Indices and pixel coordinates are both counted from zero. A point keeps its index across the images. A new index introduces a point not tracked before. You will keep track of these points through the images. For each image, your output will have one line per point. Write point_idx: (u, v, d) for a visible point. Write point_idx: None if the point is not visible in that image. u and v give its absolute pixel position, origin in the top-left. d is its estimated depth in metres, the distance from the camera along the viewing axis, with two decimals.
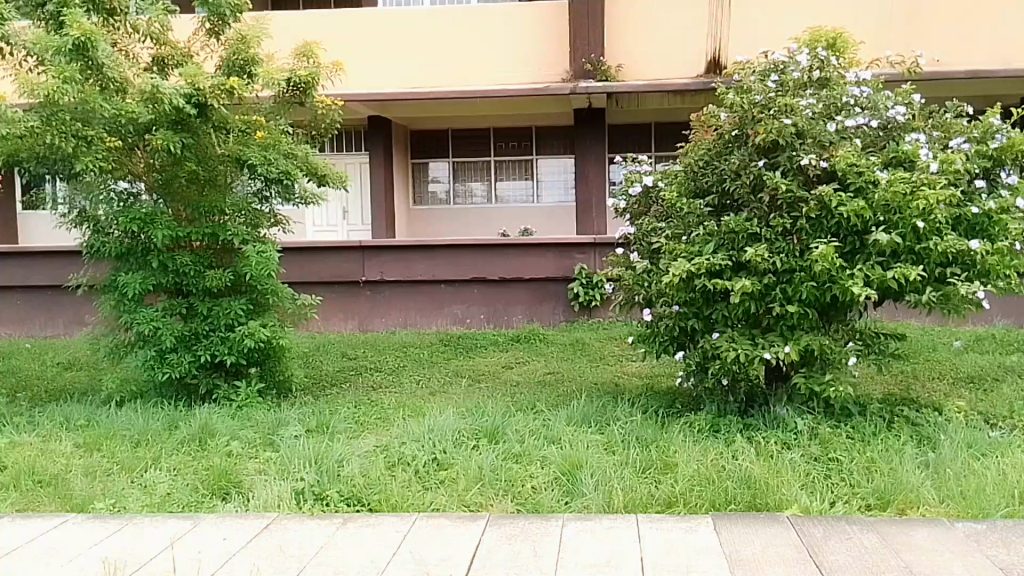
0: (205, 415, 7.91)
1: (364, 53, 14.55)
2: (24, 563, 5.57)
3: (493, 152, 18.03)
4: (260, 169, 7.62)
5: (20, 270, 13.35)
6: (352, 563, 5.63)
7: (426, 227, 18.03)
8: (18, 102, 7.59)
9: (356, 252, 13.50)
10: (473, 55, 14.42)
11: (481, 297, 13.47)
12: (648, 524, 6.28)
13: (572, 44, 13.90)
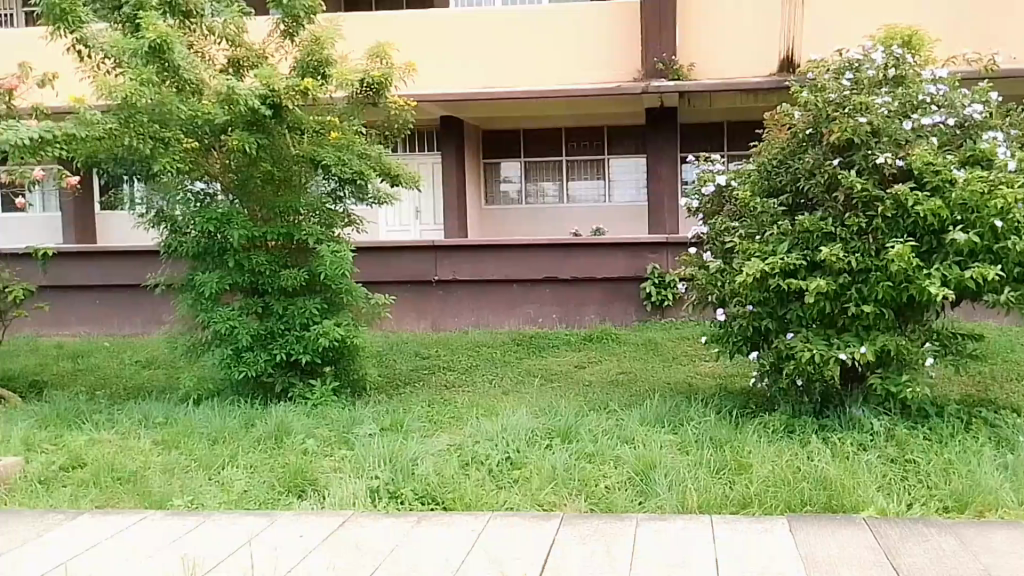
0: (280, 413, 7.96)
1: (429, 52, 14.25)
2: (105, 557, 5.65)
3: (565, 152, 17.48)
4: (334, 170, 7.64)
5: (95, 271, 13.50)
6: (427, 562, 5.63)
7: (499, 228, 17.60)
8: (95, 103, 7.44)
9: (427, 252, 13.58)
10: (539, 54, 14.01)
11: (552, 296, 13.41)
12: (722, 524, 6.20)
13: (643, 44, 13.54)
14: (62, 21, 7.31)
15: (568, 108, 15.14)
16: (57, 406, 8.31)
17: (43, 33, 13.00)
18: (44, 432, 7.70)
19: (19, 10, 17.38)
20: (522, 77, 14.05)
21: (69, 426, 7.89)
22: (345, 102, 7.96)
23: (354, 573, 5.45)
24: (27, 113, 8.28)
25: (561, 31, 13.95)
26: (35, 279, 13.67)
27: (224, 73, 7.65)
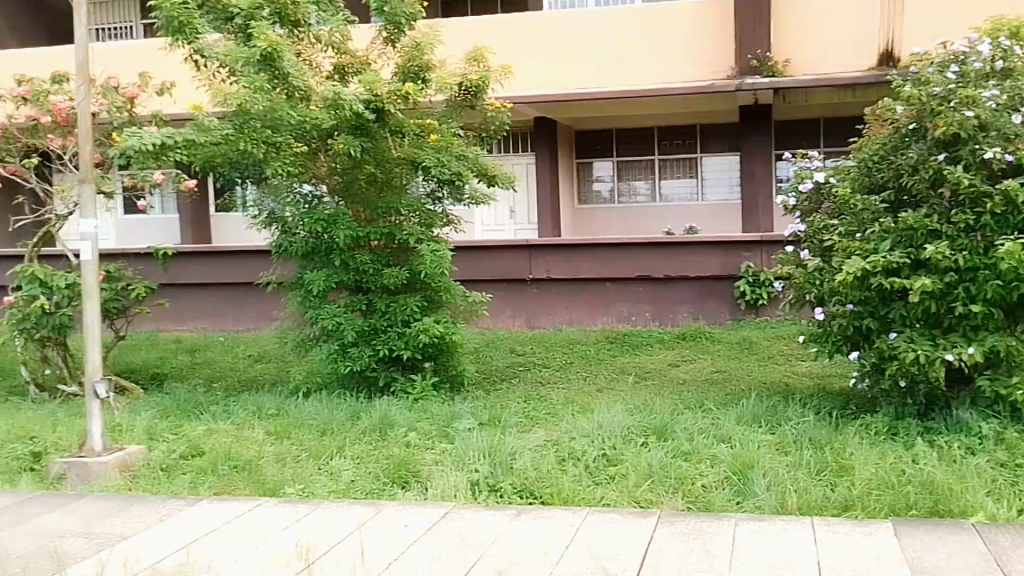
0: (383, 407, 8.23)
1: (526, 55, 14.34)
2: (223, 543, 5.94)
3: (658, 151, 17.43)
4: (433, 171, 7.85)
5: (211, 269, 14.17)
6: (527, 555, 5.72)
7: (590, 228, 17.69)
8: (211, 110, 7.70)
9: (524, 249, 13.78)
10: (622, 54, 13.92)
11: (646, 295, 13.44)
12: (823, 526, 6.07)
13: (736, 40, 13.30)
14: (179, 32, 7.42)
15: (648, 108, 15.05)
16: (176, 398, 8.82)
17: (163, 44, 13.43)
18: (165, 422, 8.15)
19: (136, 22, 18.39)
20: (603, 77, 14.01)
21: (188, 416, 8.34)
22: (444, 106, 8.22)
23: (457, 564, 5.59)
24: (147, 119, 8.84)
25: (646, 29, 13.82)
26: (154, 276, 14.38)
27: (329, 79, 7.86)
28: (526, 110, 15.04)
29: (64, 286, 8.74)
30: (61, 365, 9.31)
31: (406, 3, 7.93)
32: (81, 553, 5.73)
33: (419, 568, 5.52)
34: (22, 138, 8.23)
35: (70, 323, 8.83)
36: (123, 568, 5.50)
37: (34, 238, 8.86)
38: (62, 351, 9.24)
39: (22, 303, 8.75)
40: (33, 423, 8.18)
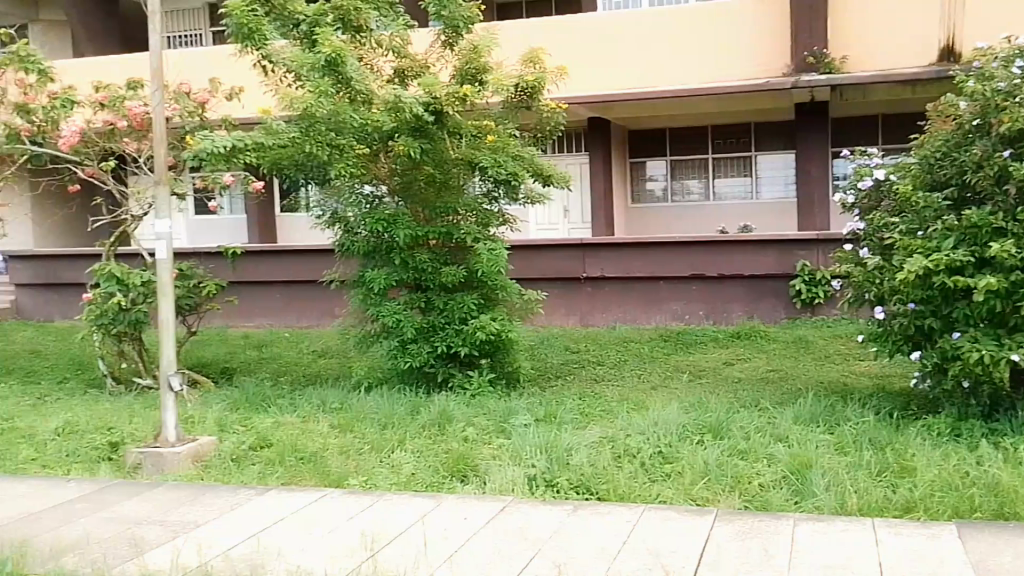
0: (442, 402, 8.42)
1: (579, 56, 14.42)
2: (291, 532, 6.15)
3: (711, 150, 17.33)
4: (490, 172, 7.98)
5: (278, 267, 14.59)
6: (585, 550, 5.77)
7: (642, 227, 17.68)
8: (278, 114, 8.04)
9: (576, 249, 13.86)
10: (671, 53, 13.90)
11: (699, 294, 13.44)
12: (884, 528, 5.98)
13: (792, 36, 13.16)
14: (249, 38, 7.66)
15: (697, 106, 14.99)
16: (245, 391, 9.17)
17: (233, 50, 13.77)
18: (235, 415, 8.48)
19: (205, 30, 19.02)
20: (652, 76, 14.03)
21: (256, 409, 8.67)
22: (501, 107, 8.37)
23: (517, 558, 5.68)
24: (216, 124, 9.19)
25: (696, 28, 13.76)
26: (221, 274, 14.75)
27: (390, 82, 8.08)
28: (580, 111, 15.13)
29: (139, 284, 9.14)
30: (136, 359, 9.73)
31: (464, 7, 8.10)
32: (158, 540, 6.00)
33: (479, 561, 5.64)
34: (99, 141, 8.62)
35: (145, 319, 9.27)
36: (199, 554, 5.75)
37: (110, 238, 9.27)
38: (138, 346, 9.66)
39: (100, 299, 9.17)
40: (112, 413, 8.60)
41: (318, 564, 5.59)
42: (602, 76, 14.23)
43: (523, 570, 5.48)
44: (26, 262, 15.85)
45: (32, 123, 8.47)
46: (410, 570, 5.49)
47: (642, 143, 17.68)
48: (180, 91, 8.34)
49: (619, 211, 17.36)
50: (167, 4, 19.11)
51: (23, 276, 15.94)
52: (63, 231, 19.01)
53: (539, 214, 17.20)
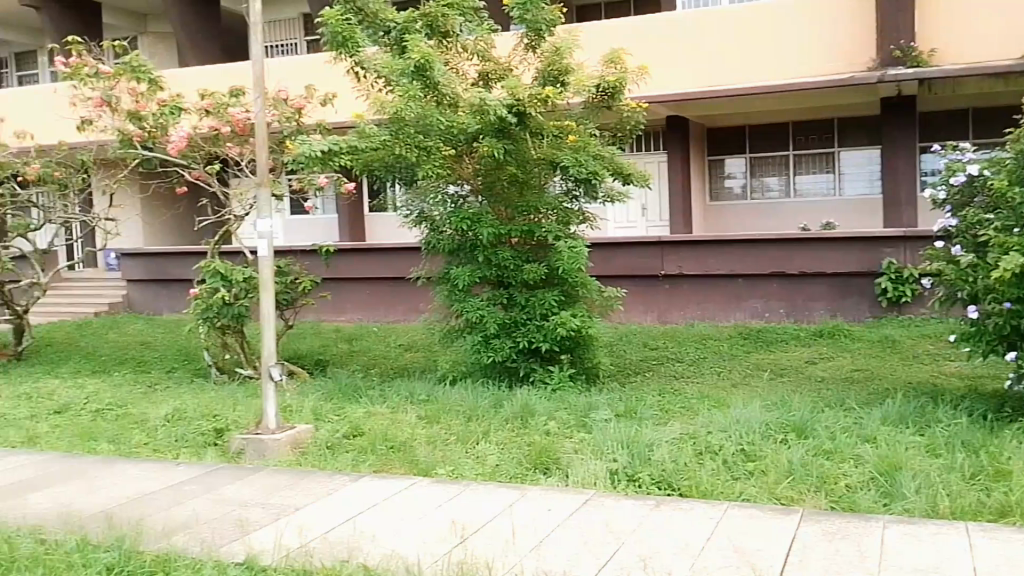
0: (524, 395, 8.64)
1: (657, 54, 14.44)
2: (381, 519, 6.38)
3: (792, 147, 17.03)
4: (572, 171, 8.12)
5: (369, 263, 15.12)
6: (669, 545, 5.74)
7: (720, 225, 17.59)
8: (369, 118, 8.42)
9: (655, 247, 13.94)
10: (745, 50, 13.79)
11: (779, 292, 13.35)
12: (980, 532, 5.71)
13: (878, 28, 12.83)
14: (343, 46, 8.07)
15: (770, 103, 14.83)
16: (338, 382, 9.64)
17: (328, 57, 14.38)
18: (329, 404, 8.92)
19: (300, 39, 19.82)
20: (725, 73, 13.96)
21: (349, 399, 9.10)
22: (581, 107, 8.53)
23: (599, 550, 5.69)
24: (311, 128, 9.68)
25: (772, 23, 13.58)
26: (317, 271, 15.50)
27: (475, 85, 8.33)
28: (658, 111, 15.17)
29: (241, 280, 9.71)
30: (239, 351, 10.32)
31: (547, 10, 8.31)
32: (261, 521, 6.35)
33: (563, 551, 5.69)
34: (205, 146, 9.19)
35: (247, 313, 9.84)
36: (299, 536, 6.08)
37: (215, 236, 9.85)
38: (239, 338, 10.22)
39: (206, 294, 9.77)
40: (217, 401, 9.17)
41: (409, 550, 5.81)
42: (679, 74, 14.21)
43: (607, 562, 5.51)
44: (137, 259, 16.84)
45: (142, 128, 9.05)
46: (496, 559, 5.61)
47: (718, 140, 17.56)
48: (280, 98, 8.83)
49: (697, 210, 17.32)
50: (267, 15, 20.00)
51: (133, 272, 16.97)
52: (172, 231, 20.08)
53: (617, 213, 17.24)
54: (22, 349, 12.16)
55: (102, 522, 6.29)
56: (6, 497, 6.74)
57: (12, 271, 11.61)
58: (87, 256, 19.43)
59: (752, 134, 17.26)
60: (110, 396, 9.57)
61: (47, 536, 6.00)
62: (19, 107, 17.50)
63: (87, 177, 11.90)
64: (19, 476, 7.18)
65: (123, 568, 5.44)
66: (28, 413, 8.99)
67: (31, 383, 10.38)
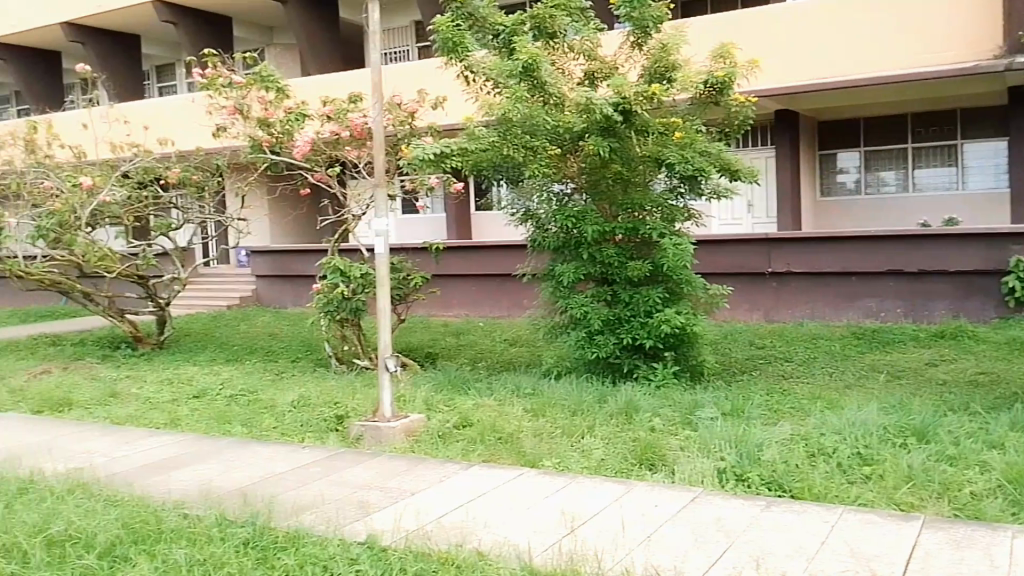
0: (629, 392, 8.73)
1: (763, 46, 14.08)
2: (492, 507, 6.62)
3: (911, 140, 16.28)
4: (677, 168, 8.11)
5: (478, 261, 15.54)
6: (781, 545, 5.65)
7: (830, 222, 17.02)
8: (479, 120, 8.67)
9: (761, 244, 13.74)
10: (854, 41, 13.29)
11: (894, 290, 12.87)
12: None
13: (1006, 13, 12.12)
14: (453, 52, 8.34)
15: (879, 95, 14.24)
16: (447, 374, 10.02)
17: (441, 62, 14.76)
18: (440, 395, 9.31)
19: (412, 46, 20.34)
20: (836, 65, 13.47)
21: (458, 391, 9.46)
22: (688, 104, 8.51)
23: (710, 547, 5.67)
24: (425, 132, 10.13)
25: (884, 12, 13.02)
26: (427, 268, 16.11)
27: (581, 85, 8.45)
28: (766, 105, 14.81)
29: (359, 276, 10.25)
30: (355, 342, 10.88)
31: (653, 7, 8.31)
32: (381, 504, 6.73)
33: (674, 547, 5.71)
34: (327, 150, 9.77)
35: (364, 307, 10.39)
36: (416, 519, 6.40)
37: (335, 235, 10.43)
38: (356, 331, 10.78)
39: (327, 289, 10.36)
40: (337, 390, 9.74)
41: (522, 538, 6.01)
42: (786, 67, 13.84)
43: (719, 559, 5.49)
44: (263, 255, 17.95)
45: (271, 135, 9.73)
46: (606, 551, 5.70)
47: (826, 133, 16.98)
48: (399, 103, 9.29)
49: (806, 206, 16.83)
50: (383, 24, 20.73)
51: (261, 268, 18.12)
52: (294, 230, 21.22)
53: (722, 210, 16.98)
54: (164, 339, 13.22)
55: (238, 499, 6.82)
56: (155, 473, 7.43)
57: (157, 266, 12.67)
58: (221, 253, 20.98)
59: (864, 127, 16.62)
60: (240, 383, 10.33)
61: (191, 510, 6.56)
62: (157, 115, 18.95)
63: (221, 180, 12.83)
64: (168, 454, 7.90)
65: (258, 542, 5.89)
66: (170, 396, 9.84)
67: (173, 369, 11.35)
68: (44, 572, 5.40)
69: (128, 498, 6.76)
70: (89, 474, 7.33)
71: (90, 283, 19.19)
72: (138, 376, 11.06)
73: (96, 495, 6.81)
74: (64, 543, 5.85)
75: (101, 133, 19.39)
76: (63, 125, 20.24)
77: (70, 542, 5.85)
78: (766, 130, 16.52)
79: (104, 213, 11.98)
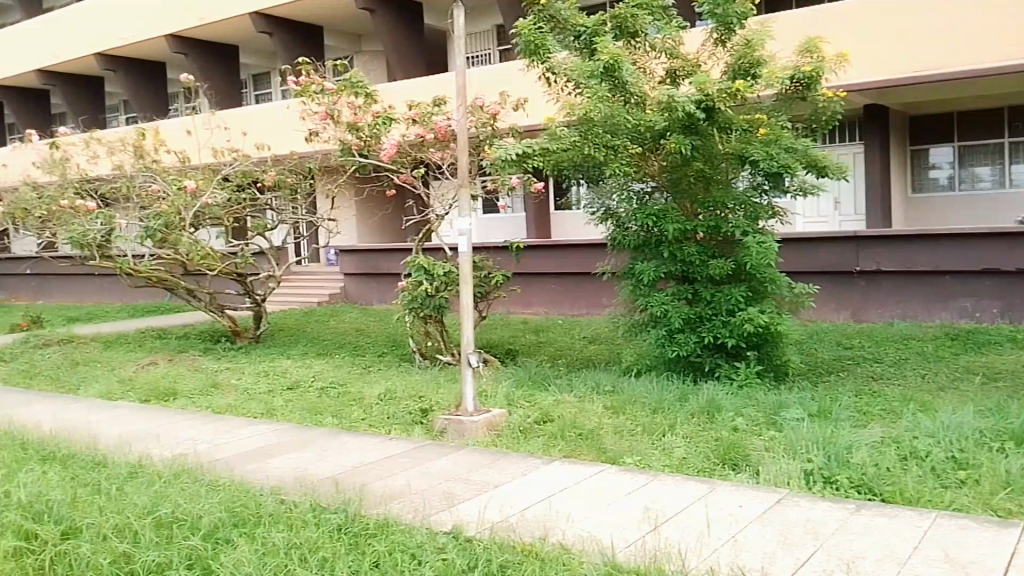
0: (710, 391, 8.69)
1: (851, 40, 13.60)
2: (574, 501, 6.69)
3: (1008, 134, 15.48)
4: (762, 165, 8.03)
5: (558, 259, 15.73)
6: (873, 549, 5.49)
7: (920, 220, 16.37)
8: (560, 120, 8.78)
9: (848, 243, 13.48)
10: (951, 31, 12.71)
11: (992, 289, 12.40)
12: None
13: None
14: (535, 54, 8.51)
15: (974, 87, 13.59)
16: (528, 371, 10.21)
17: (523, 64, 14.93)
18: (520, 391, 9.50)
19: (494, 49, 20.59)
20: (929, 57, 12.93)
21: (539, 387, 9.63)
22: (773, 99, 8.42)
23: (800, 549, 5.55)
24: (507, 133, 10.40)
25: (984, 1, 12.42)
26: (508, 267, 16.37)
27: (663, 83, 8.47)
28: (854, 99, 14.36)
29: (442, 274, 10.54)
30: (438, 339, 11.18)
31: (738, 3, 8.25)
32: (465, 496, 6.90)
33: (762, 547, 5.63)
34: (412, 153, 10.12)
35: (446, 304, 10.69)
36: (500, 511, 6.54)
37: (419, 235, 10.77)
38: (439, 327, 11.09)
39: (412, 286, 10.71)
40: (421, 384, 10.06)
41: (604, 533, 6.04)
42: (877, 60, 13.36)
43: (809, 560, 5.38)
44: (350, 254, 18.62)
45: (360, 138, 10.10)
46: (692, 548, 5.67)
47: (916, 128, 16.36)
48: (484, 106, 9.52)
49: (896, 203, 16.24)
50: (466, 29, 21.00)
51: (348, 266, 18.78)
52: (377, 229, 21.87)
53: (807, 208, 16.60)
54: (259, 333, 13.84)
55: (330, 487, 7.12)
56: (254, 460, 7.84)
57: (255, 264, 13.31)
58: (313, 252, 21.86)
59: (958, 121, 15.91)
60: (331, 375, 10.81)
61: (286, 496, 6.90)
62: (255, 121, 19.89)
63: (313, 183, 13.42)
64: (266, 442, 8.34)
65: (350, 528, 6.13)
66: (266, 388, 10.37)
67: (268, 362, 11.94)
68: (155, 551, 5.64)
69: (229, 483, 7.14)
70: (193, 460, 7.78)
71: (193, 280, 20.39)
72: (236, 368, 11.71)
73: (200, 480, 7.22)
74: (171, 524, 6.12)
75: (205, 139, 20.57)
76: (168, 130, 21.49)
77: (177, 524, 6.11)
78: (851, 125, 16.05)
79: (206, 214, 12.72)
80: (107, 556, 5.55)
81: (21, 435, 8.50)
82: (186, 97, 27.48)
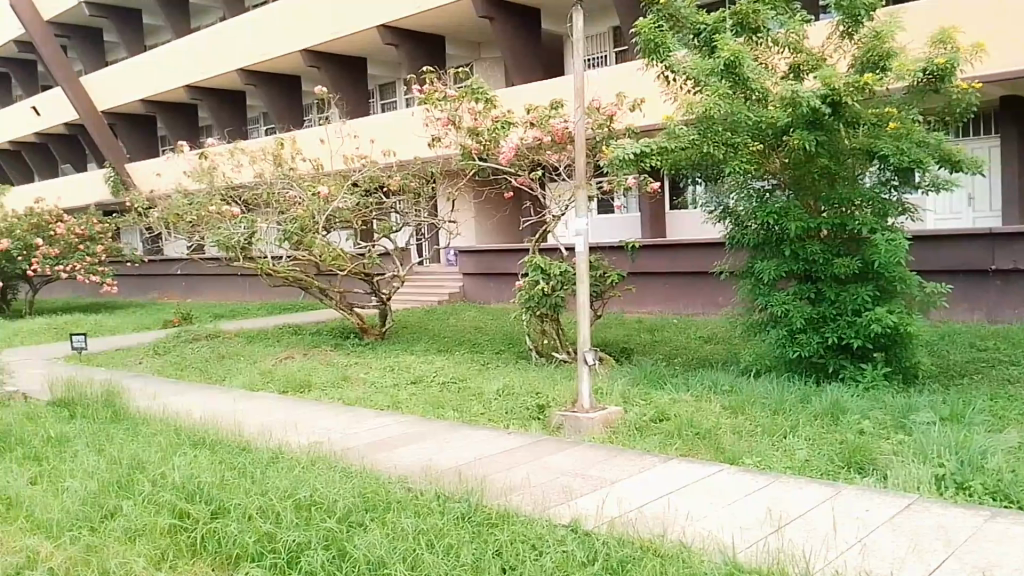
0: (833, 392, 8.52)
1: (991, 26, 12.77)
2: (692, 500, 6.70)
3: None
4: (892, 160, 7.83)
5: (672, 259, 15.75)
6: (1011, 558, 5.25)
7: None
8: (678, 120, 8.83)
9: (982, 240, 12.79)
10: None
11: None
12: None
13: None
14: (655, 53, 8.58)
15: None
16: (643, 369, 10.32)
17: (643, 65, 14.89)
18: (636, 389, 9.63)
19: (610, 51, 20.61)
20: None
21: (653, 385, 9.73)
22: (903, 93, 8.21)
23: (930, 556, 5.38)
24: (621, 134, 10.57)
25: None
26: (622, 267, 16.58)
27: (786, 78, 8.35)
28: (991, 90, 13.53)
29: (558, 274, 10.83)
30: (554, 336, 11.46)
31: None
32: (583, 490, 7.04)
33: (888, 551, 5.48)
34: (530, 155, 10.45)
35: (562, 303, 10.92)
36: (619, 506, 6.66)
37: (534, 235, 11.06)
38: (555, 326, 11.36)
39: (529, 285, 11.04)
40: (539, 381, 10.34)
41: (725, 532, 6.03)
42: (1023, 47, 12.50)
43: (940, 566, 5.21)
44: (468, 255, 19.31)
45: (480, 142, 10.55)
46: (817, 551, 5.58)
47: None
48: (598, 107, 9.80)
49: None
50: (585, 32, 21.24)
51: (467, 266, 19.47)
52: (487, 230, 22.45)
53: (937, 204, 15.80)
54: (385, 330, 14.50)
55: (455, 476, 7.47)
56: (385, 450, 8.32)
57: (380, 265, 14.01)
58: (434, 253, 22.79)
59: None
60: (450, 371, 11.29)
61: (414, 485, 7.28)
62: (382, 129, 20.78)
63: (434, 187, 14.04)
64: (395, 433, 8.83)
65: (473, 517, 6.39)
66: (393, 380, 10.98)
67: (394, 357, 12.57)
68: (296, 531, 6.01)
69: (361, 470, 7.60)
70: (328, 447, 8.34)
71: (325, 280, 21.73)
72: (364, 362, 12.43)
73: (334, 467, 7.69)
74: (309, 507, 6.55)
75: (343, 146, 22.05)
76: (304, 140, 22.94)
77: (315, 507, 6.54)
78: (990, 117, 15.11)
79: (336, 217, 13.56)
80: (252, 535, 5.99)
81: (176, 422, 9.34)
82: (319, 108, 29.15)
